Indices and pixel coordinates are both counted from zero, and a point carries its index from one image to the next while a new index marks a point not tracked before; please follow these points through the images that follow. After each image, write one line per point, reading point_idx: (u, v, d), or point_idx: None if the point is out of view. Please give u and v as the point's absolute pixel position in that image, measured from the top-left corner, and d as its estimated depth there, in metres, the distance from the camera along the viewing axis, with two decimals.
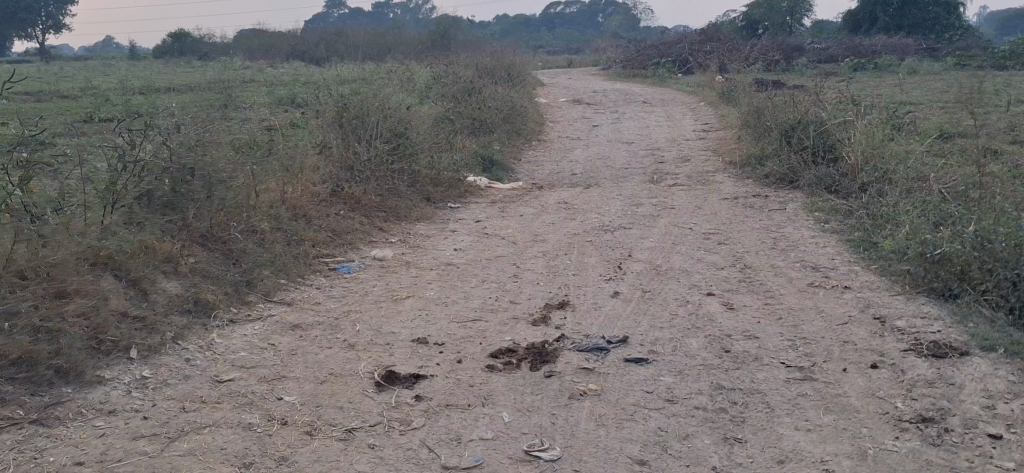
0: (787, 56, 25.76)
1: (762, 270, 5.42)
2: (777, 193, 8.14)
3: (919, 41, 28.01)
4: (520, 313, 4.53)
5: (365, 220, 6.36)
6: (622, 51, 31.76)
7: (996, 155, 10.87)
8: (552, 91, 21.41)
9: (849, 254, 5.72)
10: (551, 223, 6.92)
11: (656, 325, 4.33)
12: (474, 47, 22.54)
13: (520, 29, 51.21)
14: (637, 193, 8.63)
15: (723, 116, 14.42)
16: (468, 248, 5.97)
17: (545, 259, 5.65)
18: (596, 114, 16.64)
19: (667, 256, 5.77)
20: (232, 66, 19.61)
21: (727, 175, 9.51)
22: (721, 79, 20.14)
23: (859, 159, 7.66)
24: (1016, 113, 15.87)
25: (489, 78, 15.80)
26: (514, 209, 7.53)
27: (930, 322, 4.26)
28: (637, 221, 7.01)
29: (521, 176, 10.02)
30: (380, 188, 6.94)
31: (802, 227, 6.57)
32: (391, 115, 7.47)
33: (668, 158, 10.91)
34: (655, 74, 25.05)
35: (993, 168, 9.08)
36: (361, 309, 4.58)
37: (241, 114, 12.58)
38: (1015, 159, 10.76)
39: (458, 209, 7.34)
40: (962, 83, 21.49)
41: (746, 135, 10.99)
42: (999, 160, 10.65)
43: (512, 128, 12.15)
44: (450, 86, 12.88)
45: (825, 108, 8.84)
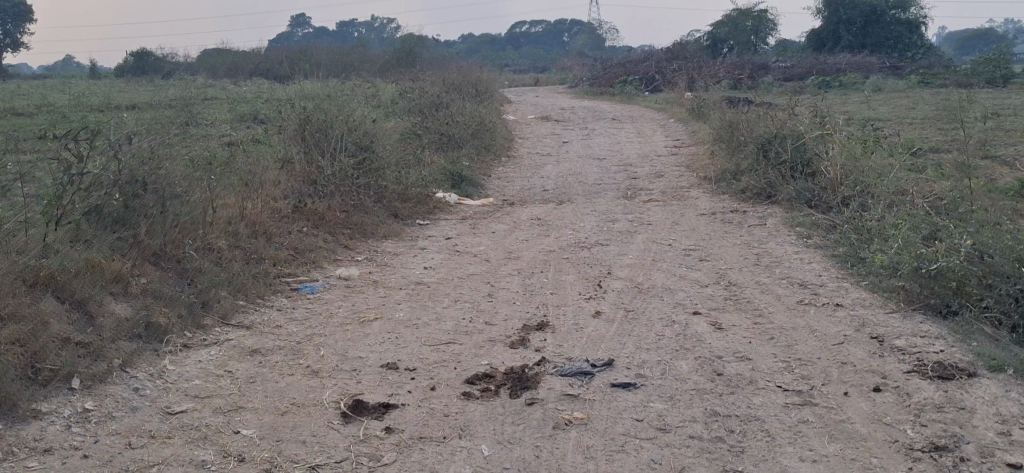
0: (754, 74, 25.80)
1: (747, 287, 5.18)
2: (755, 207, 7.93)
3: (883, 59, 28.19)
4: (496, 335, 4.25)
5: (329, 237, 6.05)
6: (589, 69, 31.68)
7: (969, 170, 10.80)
8: (520, 108, 21.20)
9: (836, 269, 5.50)
10: (524, 240, 6.66)
11: (642, 347, 4.06)
12: (441, 64, 22.29)
13: (486, 48, 51.08)
14: (612, 209, 8.39)
15: (694, 132, 14.27)
16: (439, 265, 5.69)
17: (519, 277, 5.38)
18: (566, 130, 16.43)
19: (647, 272, 5.52)
20: (193, 83, 19.11)
21: (702, 190, 9.30)
22: (690, 96, 20.04)
23: (838, 173, 7.48)
24: (982, 129, 15.91)
25: (457, 94, 15.54)
26: (486, 226, 7.26)
27: (931, 341, 4.03)
28: (613, 237, 6.76)
29: (492, 192, 9.75)
30: (346, 204, 6.64)
31: (784, 242, 6.35)
32: (357, 128, 7.18)
33: (641, 174, 10.70)
34: (623, 91, 24.93)
35: (969, 182, 8.97)
36: (325, 332, 4.27)
37: (201, 131, 12.16)
38: (987, 173, 10.69)
39: (427, 226, 7.06)
40: (926, 100, 21.60)
41: (719, 150, 10.81)
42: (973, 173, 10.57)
43: (481, 144, 11.89)
44: (417, 102, 12.59)
45: (801, 122, 8.67)
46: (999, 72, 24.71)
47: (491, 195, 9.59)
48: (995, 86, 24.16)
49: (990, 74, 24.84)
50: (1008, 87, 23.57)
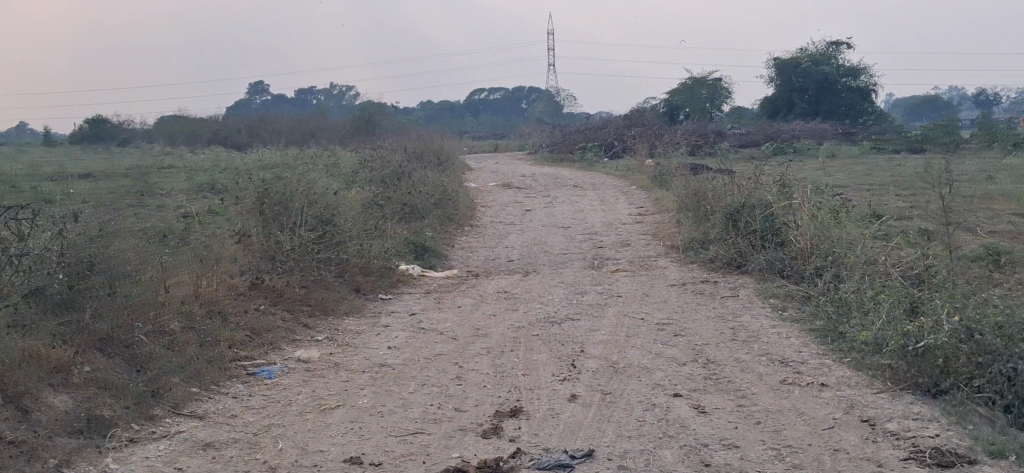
0: (711, 140, 26.02)
1: (727, 365, 4.98)
2: (725, 278, 7.78)
3: (836, 125, 28.62)
4: (467, 423, 3.99)
5: (289, 316, 5.78)
6: (548, 136, 31.78)
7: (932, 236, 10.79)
8: (480, 175, 21.09)
9: (816, 344, 5.33)
10: (491, 315, 6.43)
11: (623, 434, 3.83)
12: (400, 132, 22.17)
13: (445, 115, 51.25)
14: (580, 280, 8.20)
15: (656, 199, 14.21)
16: (404, 344, 5.44)
17: (489, 357, 5.14)
18: (527, 197, 16.32)
19: (621, 350, 5.31)
20: (148, 151, 18.77)
21: (671, 259, 9.15)
22: (650, 163, 20.08)
23: (808, 242, 7.37)
24: (938, 194, 16.05)
25: (417, 162, 15.38)
26: (451, 300, 7.02)
27: (924, 424, 3.84)
28: (583, 311, 6.55)
29: (455, 263, 9.53)
30: (306, 279, 6.38)
31: (759, 315, 6.19)
32: (317, 201, 6.95)
33: (607, 243, 10.55)
34: (583, 158, 24.98)
35: (936, 249, 8.93)
36: (284, 422, 3.98)
37: (156, 201, 11.84)
38: (950, 239, 10.70)
39: (390, 301, 6.81)
40: (880, 166, 21.86)
41: (685, 219, 10.71)
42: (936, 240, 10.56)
43: (444, 214, 11.69)
44: (378, 171, 12.39)
45: (768, 190, 8.59)
46: (950, 138, 25.16)
47: (455, 266, 9.36)
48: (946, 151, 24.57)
49: (941, 140, 25.28)
50: (959, 152, 23.98)
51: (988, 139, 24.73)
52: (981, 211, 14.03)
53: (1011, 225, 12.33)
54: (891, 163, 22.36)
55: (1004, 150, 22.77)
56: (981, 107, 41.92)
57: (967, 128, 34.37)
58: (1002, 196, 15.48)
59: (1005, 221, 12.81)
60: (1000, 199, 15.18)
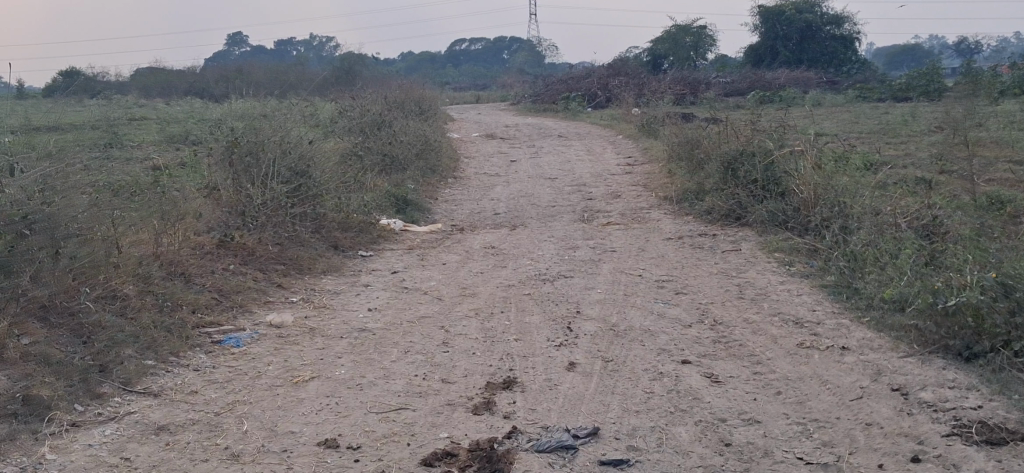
0: (697, 89, 25.56)
1: (737, 326, 4.60)
2: (724, 230, 7.40)
3: (822, 73, 28.18)
4: (456, 396, 3.58)
5: (260, 275, 5.33)
6: (530, 86, 31.19)
7: (931, 183, 10.43)
8: (462, 126, 20.57)
9: (829, 301, 4.94)
10: (477, 273, 6.01)
11: (629, 409, 3.43)
12: (380, 82, 21.57)
13: (426, 66, 50.38)
14: (571, 234, 7.79)
15: (645, 149, 13.78)
16: (384, 306, 5.02)
17: (477, 319, 4.73)
18: (511, 148, 15.86)
19: (622, 310, 4.91)
20: (120, 103, 18.17)
21: (665, 211, 8.75)
22: (635, 112, 19.60)
23: (812, 192, 6.97)
24: (929, 143, 15.70)
25: (397, 112, 14.86)
26: (435, 257, 6.59)
27: (963, 393, 3.46)
28: (576, 268, 6.14)
29: (440, 217, 9.10)
30: (279, 236, 5.93)
31: (764, 270, 5.80)
32: (291, 151, 6.49)
33: (597, 194, 10.12)
34: (567, 107, 24.46)
35: (939, 198, 8.55)
36: (252, 398, 3.57)
37: (125, 153, 11.33)
38: (950, 186, 10.34)
39: (370, 258, 6.38)
40: (867, 114, 21.48)
41: (678, 169, 10.29)
42: (936, 187, 10.20)
43: (427, 166, 11.23)
44: (357, 120, 11.89)
45: (767, 138, 8.18)
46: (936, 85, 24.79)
47: (438, 220, 8.93)
48: (933, 99, 24.22)
49: (927, 87, 24.91)
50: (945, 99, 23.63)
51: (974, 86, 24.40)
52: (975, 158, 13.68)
53: (1007, 172, 11.99)
54: (878, 111, 21.98)
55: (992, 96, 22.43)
56: (963, 55, 41.55)
57: (952, 77, 34.01)
58: (994, 142, 15.16)
59: (1001, 169, 12.47)
60: (992, 145, 14.85)
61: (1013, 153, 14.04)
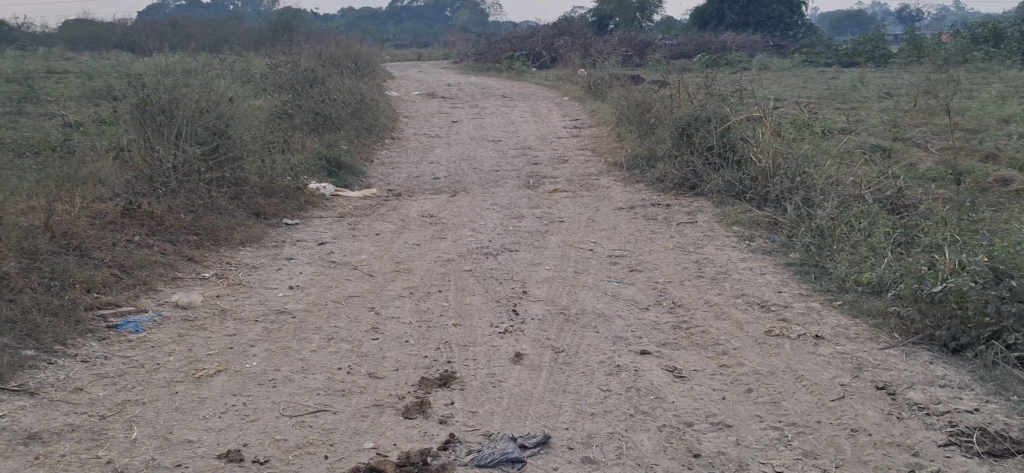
0: (642, 51, 25.16)
1: (697, 310, 4.18)
2: (678, 200, 7.01)
3: (767, 38, 27.96)
4: (385, 396, 3.11)
5: (169, 247, 4.78)
6: (474, 45, 30.47)
7: (883, 150, 10.17)
8: (403, 85, 19.91)
9: (795, 281, 4.57)
10: (413, 245, 5.52)
11: (584, 411, 3.00)
12: (317, 38, 20.75)
13: (367, 23, 49.20)
14: (515, 202, 7.32)
15: (592, 112, 13.36)
16: (308, 285, 4.51)
17: (412, 300, 4.26)
18: (454, 108, 15.32)
19: (571, 291, 4.47)
20: (39, 55, 17.16)
21: (614, 179, 8.32)
22: (581, 74, 19.13)
23: (770, 161, 6.59)
24: (875, 110, 15.52)
25: (334, 69, 14.18)
26: (369, 226, 6.09)
27: (956, 393, 3.09)
28: (521, 240, 5.68)
29: (376, 181, 8.56)
30: (193, 203, 5.36)
31: (723, 246, 5.40)
32: (208, 109, 5.90)
33: (542, 159, 9.67)
34: (511, 67, 23.88)
35: (895, 169, 8.27)
36: (146, 397, 3.06)
37: (38, 109, 10.55)
38: (902, 154, 10.09)
39: (297, 229, 5.85)
40: (814, 79, 21.31)
41: (628, 134, 9.86)
42: (889, 153, 9.93)
43: (363, 127, 10.65)
44: (290, 76, 11.24)
45: (722, 103, 7.79)
46: (879, 52, 24.73)
47: (374, 185, 8.39)
48: (877, 65, 24.15)
49: (870, 54, 24.84)
50: (888, 67, 23.57)
51: (916, 53, 24.38)
52: (924, 126, 13.50)
53: (957, 141, 11.80)
54: (824, 77, 21.83)
55: (935, 64, 22.41)
56: (903, 22, 41.77)
57: (895, 44, 34.09)
58: (941, 110, 15.02)
59: (950, 137, 12.29)
60: (939, 113, 14.70)
61: (960, 122, 13.90)
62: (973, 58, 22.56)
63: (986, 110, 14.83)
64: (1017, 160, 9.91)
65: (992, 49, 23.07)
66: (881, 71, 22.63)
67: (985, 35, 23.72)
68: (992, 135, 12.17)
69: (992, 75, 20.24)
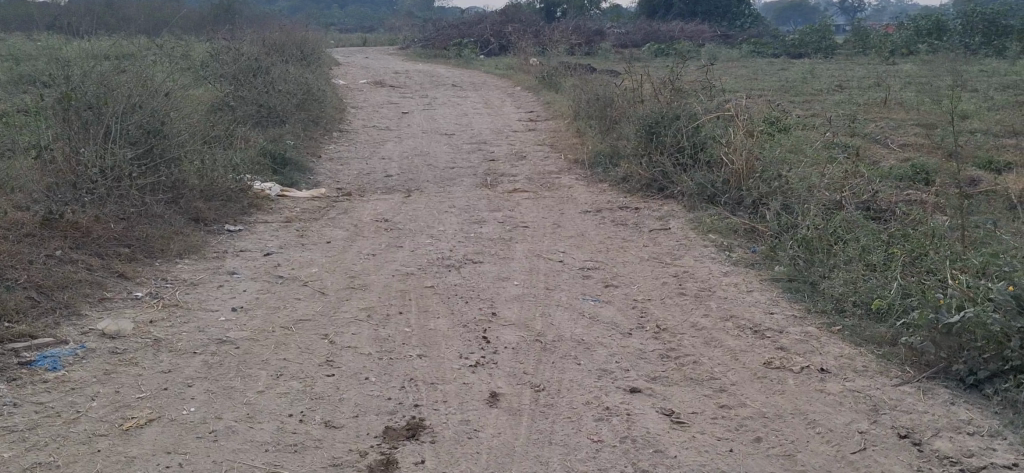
0: (591, 40, 24.84)
1: (685, 335, 3.82)
2: (646, 203, 6.66)
3: (714, 27, 27.83)
4: (345, 451, 2.69)
5: (96, 262, 4.28)
6: (420, 30, 29.84)
7: (846, 145, 9.95)
8: (349, 72, 19.30)
9: (785, 300, 4.23)
10: (368, 255, 5.09)
11: (576, 470, 2.61)
12: (259, 23, 20.00)
13: (311, 6, 48.13)
14: (475, 203, 6.91)
15: (547, 104, 12.99)
16: (254, 306, 4.07)
17: (370, 324, 3.83)
18: (403, 98, 14.84)
19: (545, 313, 4.09)
20: None
21: (577, 178, 7.94)
22: (532, 62, 18.71)
23: (744, 163, 6.27)
24: (828, 103, 15.39)
25: (277, 57, 13.57)
26: (318, 233, 5.64)
27: (988, 444, 2.77)
28: (485, 250, 5.28)
29: (325, 180, 8.08)
30: (124, 210, 4.85)
31: (701, 257, 5.06)
32: (141, 105, 5.39)
33: (499, 154, 9.28)
34: (460, 54, 23.36)
35: (864, 169, 8.02)
36: (63, 458, 2.59)
37: None
38: (864, 151, 9.89)
39: (240, 237, 5.38)
40: (763, 70, 21.19)
41: (588, 130, 9.50)
42: (853, 149, 9.71)
43: (310, 120, 10.13)
44: (232, 64, 10.66)
45: (690, 101, 7.45)
46: (826, 43, 24.72)
47: (323, 183, 7.92)
48: (824, 56, 24.13)
49: (817, 45, 24.82)
50: (835, 58, 23.58)
51: (861, 45, 24.42)
52: (879, 121, 13.38)
53: (914, 137, 11.68)
54: (774, 68, 21.71)
55: (880, 58, 22.45)
56: (845, 13, 42.02)
57: (839, 35, 34.26)
58: (892, 105, 14.94)
59: (907, 132, 12.15)
60: (893, 108, 14.60)
61: (913, 116, 13.81)
62: (918, 51, 22.64)
63: (937, 104, 14.77)
64: (978, 157, 9.77)
65: (936, 42, 23.18)
66: (829, 63, 22.60)
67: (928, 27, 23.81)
68: (947, 130, 12.06)
69: (938, 67, 20.29)
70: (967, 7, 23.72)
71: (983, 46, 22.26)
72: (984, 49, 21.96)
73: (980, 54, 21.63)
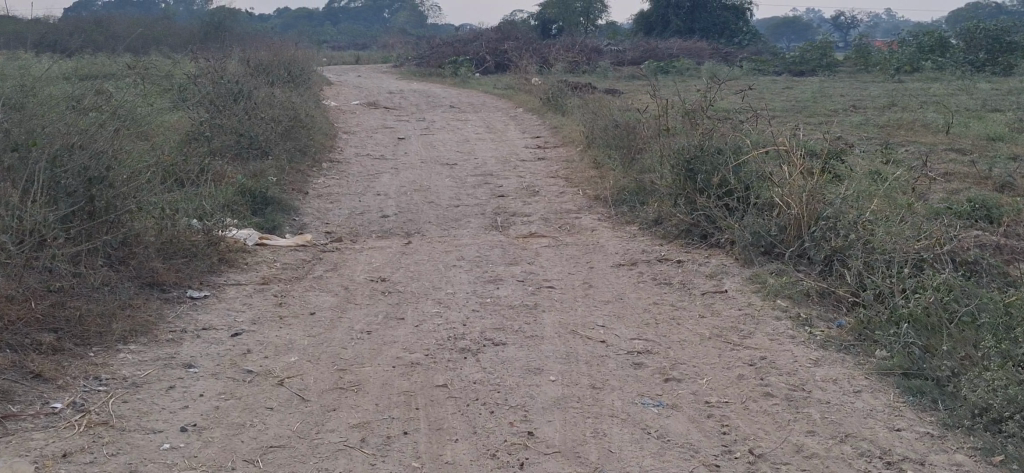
0: (589, 59, 23.93)
1: (792, 468, 2.82)
2: (688, 254, 5.69)
3: (713, 44, 26.93)
4: None
5: (4, 360, 3.26)
6: (414, 48, 28.88)
7: (888, 170, 8.99)
8: (342, 92, 18.33)
9: (908, 408, 3.25)
10: (361, 336, 4.09)
11: None
12: (246, 42, 18.97)
13: (303, 23, 47.14)
14: (486, 253, 5.92)
15: (553, 129, 12.05)
16: (211, 424, 3.05)
17: (369, 456, 2.84)
18: (398, 121, 13.87)
19: (597, 427, 3.09)
20: None
21: (600, 222, 6.96)
22: (533, 82, 17.77)
23: (806, 208, 5.30)
24: (845, 125, 14.47)
25: (262, 79, 12.57)
26: (301, 300, 4.66)
27: None
28: (505, 325, 4.29)
29: (312, 222, 7.10)
30: (51, 282, 3.82)
31: (775, 334, 4.06)
32: (82, 145, 4.37)
33: (508, 188, 8.32)
34: (456, 73, 22.39)
35: (924, 205, 7.06)
36: None
37: None
38: (907, 177, 8.93)
39: (204, 311, 4.38)
40: (770, 89, 20.30)
41: (608, 163, 8.52)
42: (897, 173, 8.74)
43: (297, 151, 9.14)
44: (211, 86, 9.67)
45: (731, 131, 6.48)
46: (827, 60, 23.86)
47: (309, 227, 6.92)
48: (828, 73, 23.26)
49: (818, 62, 23.96)
50: (839, 76, 22.68)
51: (863, 62, 23.54)
52: (907, 144, 12.44)
53: (950, 163, 10.71)
54: (780, 87, 20.80)
55: (884, 75, 21.57)
56: (838, 30, 41.16)
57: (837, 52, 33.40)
58: (915, 128, 14.01)
59: (939, 157, 11.22)
60: (915, 131, 13.67)
61: (938, 140, 12.85)
62: (923, 68, 21.80)
63: (959, 128, 13.83)
64: None
65: (939, 58, 22.33)
66: (833, 80, 21.68)
67: (933, 45, 22.97)
68: (982, 157, 11.09)
69: (949, 86, 19.38)
70: (970, 23, 22.92)
71: (988, 64, 21.44)
72: (990, 66, 21.11)
73: (986, 72, 20.80)
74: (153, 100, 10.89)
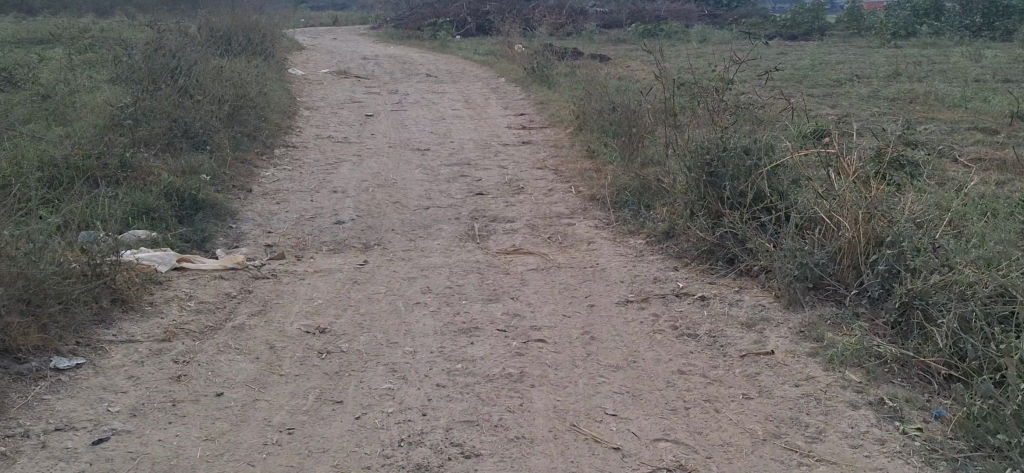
0: (573, 21, 22.60)
1: None
2: (715, 286, 4.55)
3: (701, 7, 25.59)
4: None
5: None
6: (393, 9, 27.38)
7: (918, 151, 7.82)
8: (311, 59, 16.97)
9: None
10: (280, 439, 2.93)
11: None
12: None
13: None
14: (461, 280, 4.76)
15: (539, 105, 10.83)
16: None
17: None
18: (368, 94, 12.60)
19: None
20: None
21: (599, 232, 5.79)
22: (516, 48, 16.47)
23: (865, 231, 4.15)
24: (848, 98, 13.29)
25: (214, 50, 11.24)
26: (210, 368, 3.48)
27: None
28: (481, 413, 3.13)
29: (251, 230, 5.88)
30: None
31: (856, 439, 2.93)
32: None
33: (487, 183, 7.14)
34: (435, 36, 21.01)
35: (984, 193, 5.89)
36: None
37: None
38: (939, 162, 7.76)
39: (67, 392, 3.20)
40: (763, 55, 19.07)
41: (605, 152, 7.32)
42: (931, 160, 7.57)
43: (243, 137, 7.89)
44: (145, 57, 8.37)
45: (758, 127, 5.30)
46: (819, 23, 22.58)
47: (247, 237, 5.71)
48: (820, 37, 22.01)
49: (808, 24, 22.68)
50: (831, 40, 21.46)
51: (855, 26, 22.33)
52: (920, 121, 11.28)
53: (975, 145, 9.57)
54: (774, 52, 19.59)
55: (879, 39, 20.39)
56: None
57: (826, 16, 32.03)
58: (924, 102, 12.85)
59: (961, 137, 10.06)
60: (925, 105, 12.50)
61: (953, 115, 11.69)
62: (918, 32, 20.59)
63: (973, 101, 12.67)
64: None
65: (935, 22, 21.10)
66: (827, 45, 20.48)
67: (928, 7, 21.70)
68: (1009, 139, 9.95)
69: (949, 52, 18.20)
70: None
71: (985, 29, 20.29)
72: (987, 32, 19.97)
73: (985, 37, 19.67)
74: (87, 75, 9.56)
